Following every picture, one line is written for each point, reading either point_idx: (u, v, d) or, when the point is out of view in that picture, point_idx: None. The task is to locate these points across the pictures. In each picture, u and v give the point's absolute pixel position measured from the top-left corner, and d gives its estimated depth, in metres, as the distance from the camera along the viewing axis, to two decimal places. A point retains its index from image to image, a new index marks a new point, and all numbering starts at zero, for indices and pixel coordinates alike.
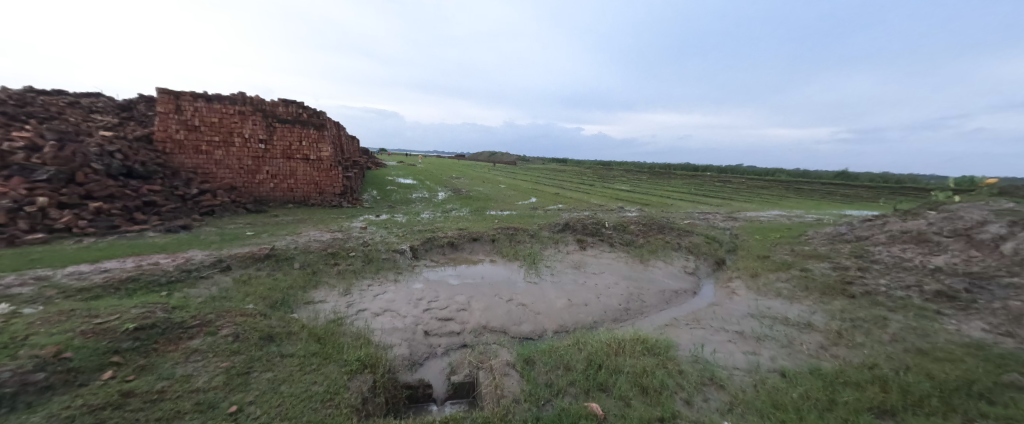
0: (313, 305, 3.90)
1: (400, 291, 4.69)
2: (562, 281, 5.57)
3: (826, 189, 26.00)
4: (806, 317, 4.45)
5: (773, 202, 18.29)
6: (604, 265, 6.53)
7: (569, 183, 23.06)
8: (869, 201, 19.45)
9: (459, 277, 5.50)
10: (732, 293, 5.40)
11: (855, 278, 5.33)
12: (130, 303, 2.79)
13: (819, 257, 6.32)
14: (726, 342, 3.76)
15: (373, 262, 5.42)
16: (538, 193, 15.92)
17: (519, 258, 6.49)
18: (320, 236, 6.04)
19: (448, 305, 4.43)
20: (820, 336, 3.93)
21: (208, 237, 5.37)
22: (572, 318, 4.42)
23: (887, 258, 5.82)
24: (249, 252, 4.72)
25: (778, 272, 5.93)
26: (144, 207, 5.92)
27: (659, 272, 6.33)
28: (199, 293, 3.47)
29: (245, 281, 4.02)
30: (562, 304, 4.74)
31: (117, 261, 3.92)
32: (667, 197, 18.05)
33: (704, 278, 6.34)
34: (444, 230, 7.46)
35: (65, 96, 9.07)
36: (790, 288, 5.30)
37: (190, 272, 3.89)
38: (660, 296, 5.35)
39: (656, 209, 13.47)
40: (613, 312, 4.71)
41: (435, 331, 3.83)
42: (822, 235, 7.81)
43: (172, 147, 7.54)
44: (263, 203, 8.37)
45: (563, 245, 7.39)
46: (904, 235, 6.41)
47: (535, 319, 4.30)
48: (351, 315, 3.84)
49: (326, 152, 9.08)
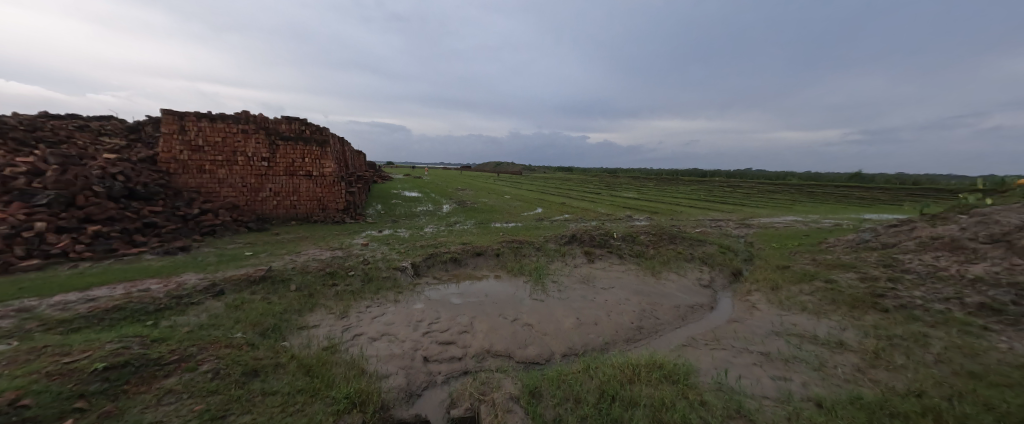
0: (307, 331, 3.70)
1: (399, 312, 4.47)
2: (569, 297, 5.30)
3: (840, 192, 25.30)
4: (836, 334, 4.09)
5: (787, 207, 17.77)
6: (614, 278, 6.24)
7: (575, 191, 22.84)
8: (889, 204, 18.76)
9: (461, 295, 5.26)
10: (753, 308, 5.06)
11: (886, 289, 4.95)
12: (107, 337, 2.62)
13: (844, 267, 5.93)
14: (751, 366, 3.44)
15: (372, 282, 5.23)
16: (544, 203, 15.72)
17: (524, 273, 6.24)
18: (319, 254, 5.89)
19: (449, 327, 4.19)
20: (855, 357, 3.58)
21: (206, 258, 5.24)
22: (581, 339, 4.13)
23: (919, 267, 5.42)
24: (245, 274, 4.57)
25: (801, 284, 5.56)
26: (144, 229, 5.86)
27: (672, 285, 6.00)
28: (186, 322, 3.29)
29: (237, 306, 3.85)
30: (570, 323, 4.46)
31: (107, 288, 3.78)
32: (676, 204, 17.67)
33: (720, 291, 6.00)
34: (447, 244, 7.27)
35: (76, 120, 9.22)
36: (815, 302, 4.95)
37: (180, 298, 3.73)
38: (674, 312, 5.03)
39: (666, 216, 13.15)
40: (625, 331, 4.40)
41: (435, 357, 3.59)
42: (843, 242, 7.41)
43: (176, 168, 7.53)
44: (265, 221, 8.30)
45: (571, 258, 7.12)
46: (936, 242, 6.00)
47: (541, 341, 4.04)
48: (346, 342, 3.63)
49: (328, 168, 9.05)
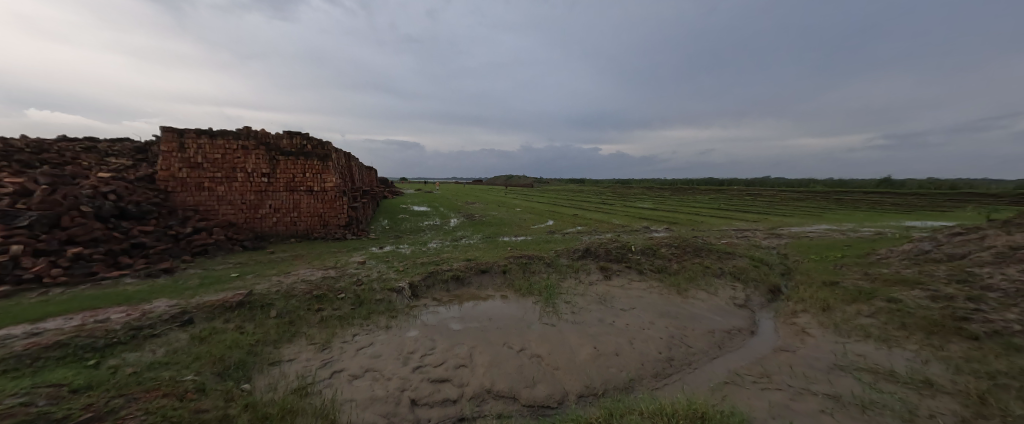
0: (278, 367, 3.19)
1: (389, 342, 3.91)
2: (584, 321, 4.63)
3: (873, 198, 23.79)
4: (919, 370, 3.30)
5: (818, 215, 16.65)
6: (634, 297, 5.56)
7: (589, 203, 22.19)
8: (931, 210, 17.37)
9: (462, 319, 4.69)
10: (802, 333, 4.29)
11: (970, 311, 4.10)
12: (18, 386, 2.15)
13: (908, 284, 5.07)
14: (819, 416, 2.71)
15: (363, 306, 4.70)
16: (557, 216, 15.10)
17: (533, 293, 5.60)
18: (310, 275, 5.44)
19: (445, 361, 3.60)
20: (956, 402, 2.80)
21: (187, 282, 4.84)
22: (600, 374, 3.46)
23: (1006, 283, 4.54)
24: (221, 299, 4.13)
25: (856, 304, 4.76)
26: (131, 250, 5.58)
27: (702, 306, 5.26)
28: (135, 361, 2.84)
29: (203, 338, 3.38)
30: (585, 354, 3.79)
31: (62, 319, 3.38)
32: (696, 214, 16.76)
33: (759, 312, 5.23)
34: (450, 261, 6.73)
35: (86, 142, 9.25)
36: (881, 327, 4.14)
37: (140, 331, 3.29)
38: (708, 339, 4.30)
39: (686, 227, 12.32)
40: (652, 364, 3.71)
41: (425, 400, 3.00)
42: (898, 253, 6.50)
43: (174, 186, 7.32)
44: (264, 239, 7.99)
45: (585, 275, 6.47)
46: (1019, 253, 5.09)
47: (552, 377, 3.39)
48: (321, 381, 3.09)
49: (330, 183, 8.77)
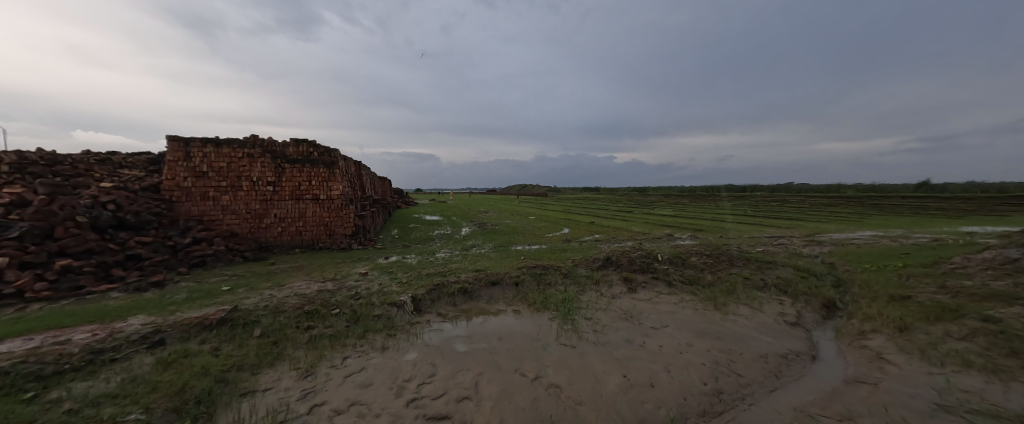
0: (247, 400, 2.69)
1: (383, 367, 3.38)
2: (609, 342, 3.99)
3: (916, 202, 22.16)
4: None
5: (857, 220, 15.48)
6: (666, 313, 4.88)
7: (605, 210, 21.43)
8: (986, 214, 15.92)
9: (470, 338, 4.12)
10: (880, 360, 3.52)
11: None
12: None
13: (1005, 299, 4.19)
14: None
15: (359, 323, 4.21)
16: (573, 223, 14.44)
17: (549, 309, 4.98)
18: (306, 288, 5.01)
19: (445, 392, 3.03)
20: None
21: (173, 296, 4.48)
22: (633, 412, 2.82)
23: None
24: (201, 316, 3.71)
25: (942, 325, 3.92)
26: (126, 261, 5.34)
27: (747, 324, 4.52)
28: (80, 394, 2.41)
29: (169, 363, 2.94)
30: (612, 385, 3.15)
31: (20, 340, 3.01)
32: (722, 221, 15.78)
33: (816, 331, 4.45)
34: (457, 271, 6.21)
35: (104, 155, 9.32)
36: (985, 354, 3.32)
37: (99, 356, 2.88)
38: (760, 365, 3.58)
39: (714, 234, 11.41)
40: (696, 398, 3.03)
41: None
42: (978, 261, 5.57)
43: (179, 195, 7.15)
44: (267, 249, 7.72)
45: (606, 287, 5.81)
46: None
47: (574, 414, 2.77)
48: (295, 419, 2.56)
49: (336, 191, 8.47)
